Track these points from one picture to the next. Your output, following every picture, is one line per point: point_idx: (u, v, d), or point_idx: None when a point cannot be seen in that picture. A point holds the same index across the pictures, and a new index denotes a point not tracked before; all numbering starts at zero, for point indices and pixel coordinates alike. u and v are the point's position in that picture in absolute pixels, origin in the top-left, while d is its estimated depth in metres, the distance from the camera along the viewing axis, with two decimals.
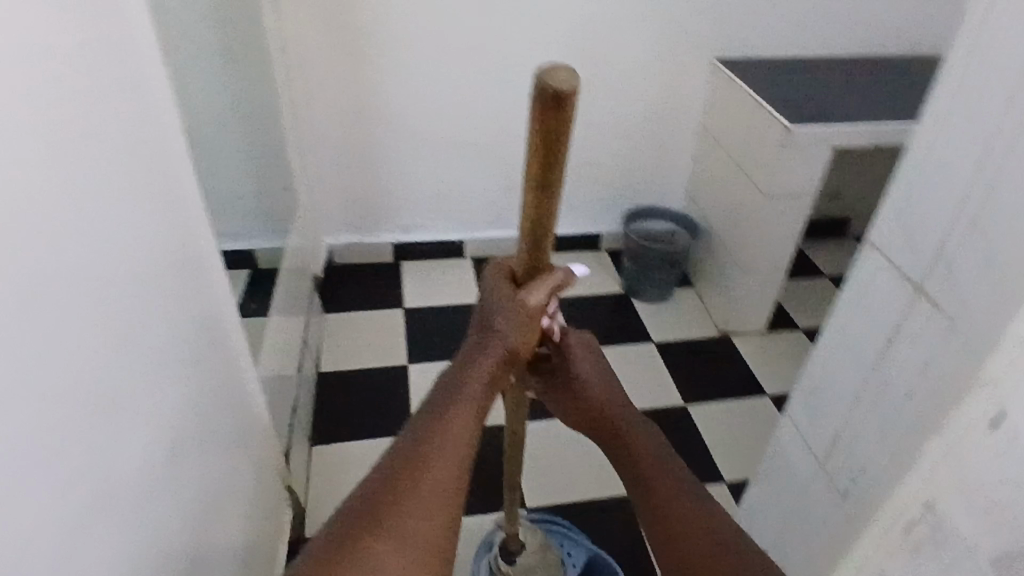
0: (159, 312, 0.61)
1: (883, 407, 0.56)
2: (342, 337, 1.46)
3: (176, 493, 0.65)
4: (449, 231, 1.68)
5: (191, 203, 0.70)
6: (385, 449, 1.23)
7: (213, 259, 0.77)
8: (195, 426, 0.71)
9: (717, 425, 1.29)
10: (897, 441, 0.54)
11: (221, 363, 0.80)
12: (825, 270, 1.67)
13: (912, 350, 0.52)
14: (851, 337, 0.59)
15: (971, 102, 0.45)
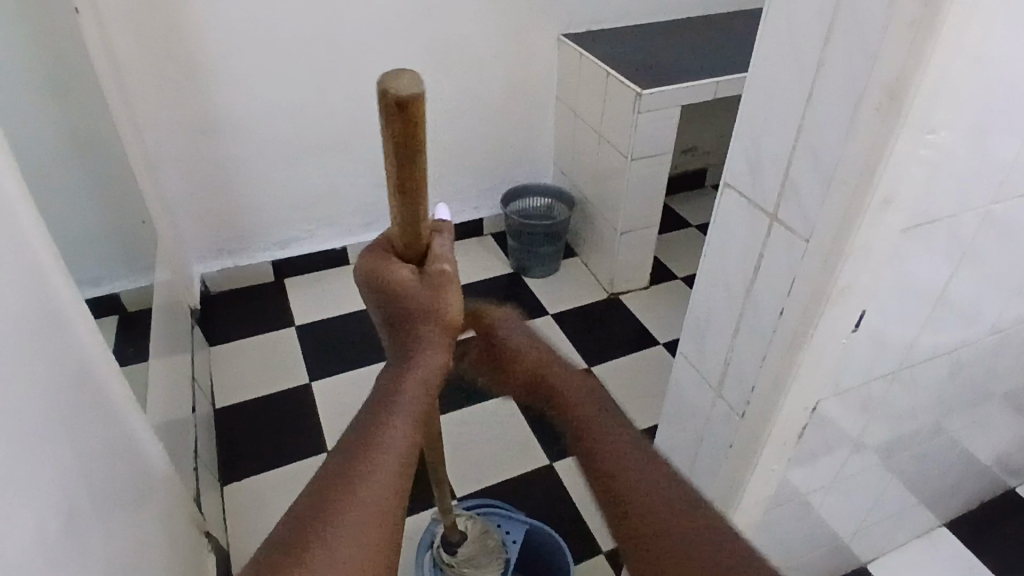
0: (27, 373, 0.56)
1: (758, 335, 0.57)
2: (233, 367, 1.38)
3: (81, 564, 0.60)
4: (328, 240, 1.63)
5: (39, 253, 0.64)
6: (302, 472, 1.19)
7: (77, 310, 0.71)
8: (90, 492, 0.66)
9: (620, 379, 1.36)
10: (776, 363, 0.56)
11: (106, 418, 0.74)
12: (692, 221, 1.79)
13: (778, 275, 0.53)
14: (720, 273, 0.60)
15: (788, 34, 0.47)
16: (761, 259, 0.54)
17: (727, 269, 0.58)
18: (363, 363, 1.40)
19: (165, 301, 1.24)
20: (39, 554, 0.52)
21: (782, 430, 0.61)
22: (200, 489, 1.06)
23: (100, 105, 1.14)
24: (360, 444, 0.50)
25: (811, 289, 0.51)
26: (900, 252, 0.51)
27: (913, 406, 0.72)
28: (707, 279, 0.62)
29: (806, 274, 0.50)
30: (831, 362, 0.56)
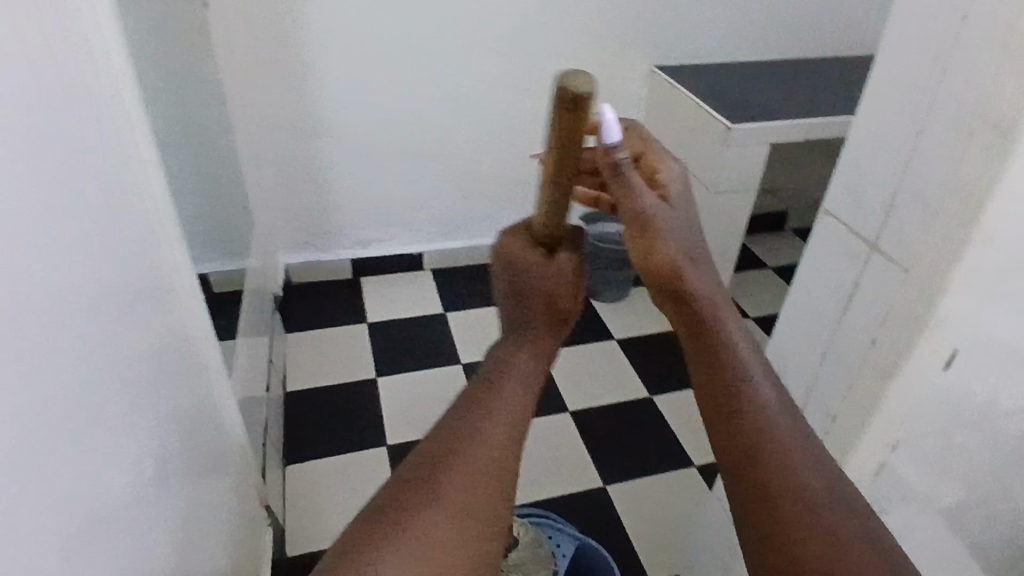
0: (130, 322, 0.61)
1: (842, 365, 0.57)
2: (306, 355, 1.45)
3: (160, 509, 0.65)
4: (407, 244, 1.69)
5: (153, 220, 0.70)
6: (362, 462, 1.23)
7: (180, 274, 0.77)
8: (176, 445, 0.71)
9: (681, 412, 1.34)
10: (863, 394, 0.55)
11: (195, 379, 0.80)
12: (768, 263, 1.76)
13: (874, 304, 0.52)
14: (810, 300, 0.59)
15: (900, 69, 0.48)
16: (857, 287, 0.54)
17: (819, 296, 0.58)
18: (427, 365, 1.43)
19: (253, 285, 1.32)
20: (124, 494, 0.56)
21: (859, 467, 0.59)
22: (266, 465, 1.11)
23: (217, 98, 1.24)
24: (466, 417, 0.49)
25: (907, 320, 0.50)
26: (1001, 293, 0.50)
27: (996, 464, 0.69)
28: (797, 304, 0.61)
29: (902, 304, 0.50)
30: (917, 400, 0.54)
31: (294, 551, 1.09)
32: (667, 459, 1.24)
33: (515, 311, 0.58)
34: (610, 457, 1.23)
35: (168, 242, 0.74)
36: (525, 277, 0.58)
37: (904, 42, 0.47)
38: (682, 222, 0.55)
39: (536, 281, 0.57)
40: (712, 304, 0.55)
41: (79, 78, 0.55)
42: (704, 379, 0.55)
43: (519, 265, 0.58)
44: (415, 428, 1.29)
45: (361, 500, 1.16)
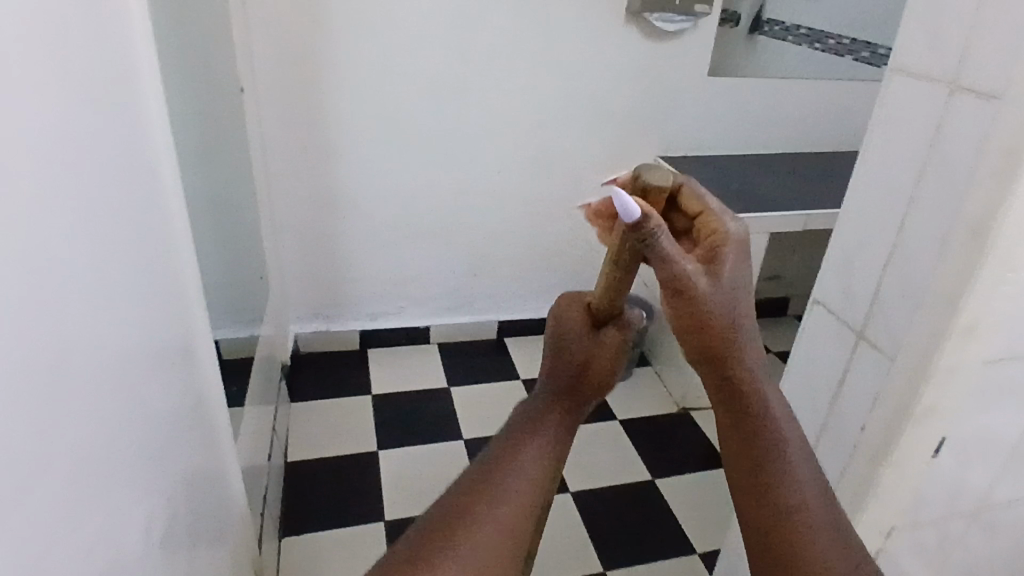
0: (148, 382, 0.64)
1: (834, 450, 0.58)
2: (310, 424, 1.45)
3: (164, 573, 0.65)
4: (415, 318, 1.72)
5: (178, 286, 0.74)
6: (358, 536, 1.21)
7: (200, 339, 0.80)
8: (183, 508, 0.72)
9: (683, 496, 1.32)
10: (856, 479, 0.56)
11: (206, 442, 0.81)
12: (770, 347, 1.78)
13: (863, 390, 0.54)
14: (804, 385, 0.61)
15: (881, 172, 0.52)
16: (846, 374, 0.56)
17: (812, 381, 0.60)
18: (429, 439, 1.43)
19: (264, 352, 1.34)
20: (130, 557, 0.57)
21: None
22: (263, 536, 1.09)
23: (245, 173, 1.31)
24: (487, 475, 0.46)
25: (895, 404, 0.52)
26: (981, 383, 0.52)
27: (996, 558, 0.69)
28: (790, 389, 0.63)
29: (890, 390, 0.52)
30: (909, 486, 0.56)
31: None
32: (669, 545, 1.22)
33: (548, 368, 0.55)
34: (611, 541, 1.21)
35: (191, 309, 0.78)
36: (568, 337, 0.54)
37: (885, 149, 0.52)
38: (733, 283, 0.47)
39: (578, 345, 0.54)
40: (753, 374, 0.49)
41: (122, 157, 0.61)
42: (735, 447, 0.51)
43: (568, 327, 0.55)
44: (414, 503, 1.28)
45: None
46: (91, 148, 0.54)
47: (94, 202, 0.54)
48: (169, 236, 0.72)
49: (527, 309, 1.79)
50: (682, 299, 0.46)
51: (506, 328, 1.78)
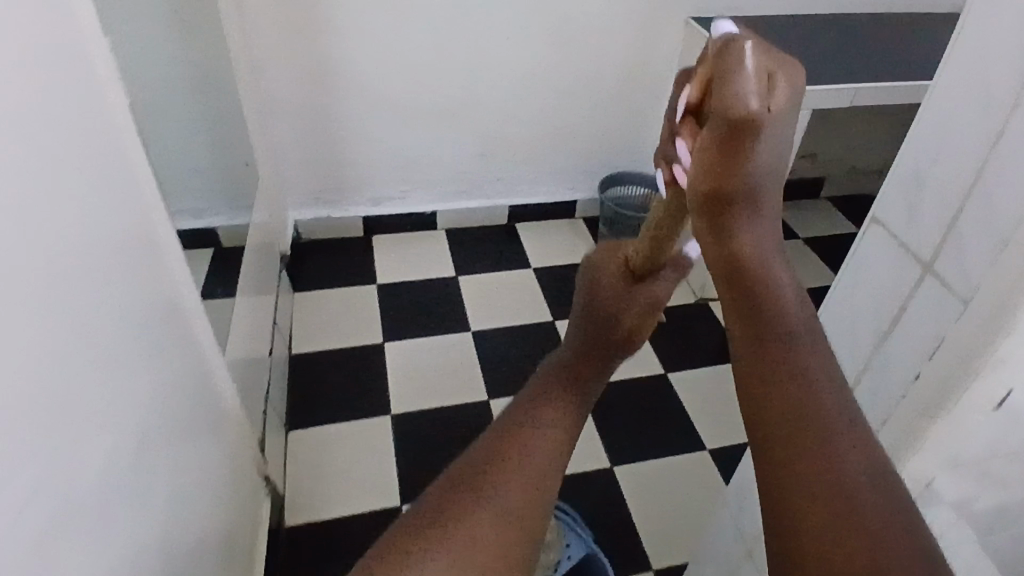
0: (109, 303, 0.58)
1: (876, 396, 0.50)
2: (314, 316, 1.42)
3: (142, 496, 0.62)
4: (421, 203, 1.63)
5: (135, 186, 0.65)
6: (365, 430, 1.20)
7: (166, 248, 0.72)
8: (159, 425, 0.68)
9: (697, 392, 1.28)
10: (898, 430, 0.48)
11: (185, 354, 0.77)
12: (800, 232, 1.66)
13: (920, 335, 0.45)
14: (848, 316, 0.52)
15: (980, 58, 0.39)
16: (902, 312, 0.46)
17: (858, 313, 0.51)
18: (436, 332, 1.39)
19: (258, 244, 1.27)
20: (92, 491, 0.53)
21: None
22: (266, 433, 1.09)
23: (221, 46, 1.16)
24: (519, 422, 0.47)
25: (958, 357, 0.42)
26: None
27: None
28: (832, 316, 0.54)
29: (956, 340, 0.42)
30: (962, 442, 0.47)
31: (293, 521, 1.07)
32: (679, 442, 1.19)
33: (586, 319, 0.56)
34: (619, 438, 1.19)
35: (152, 211, 0.70)
36: (604, 290, 0.57)
37: (990, 23, 0.38)
38: (781, 150, 0.44)
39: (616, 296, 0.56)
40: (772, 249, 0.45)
41: (49, 37, 0.50)
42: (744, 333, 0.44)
43: (601, 282, 0.57)
44: (419, 397, 1.26)
45: (360, 470, 1.14)
46: (4, 29, 0.44)
47: (13, 97, 0.44)
48: (117, 130, 0.62)
49: (540, 193, 1.67)
50: (738, 154, 0.42)
51: (517, 214, 1.68)
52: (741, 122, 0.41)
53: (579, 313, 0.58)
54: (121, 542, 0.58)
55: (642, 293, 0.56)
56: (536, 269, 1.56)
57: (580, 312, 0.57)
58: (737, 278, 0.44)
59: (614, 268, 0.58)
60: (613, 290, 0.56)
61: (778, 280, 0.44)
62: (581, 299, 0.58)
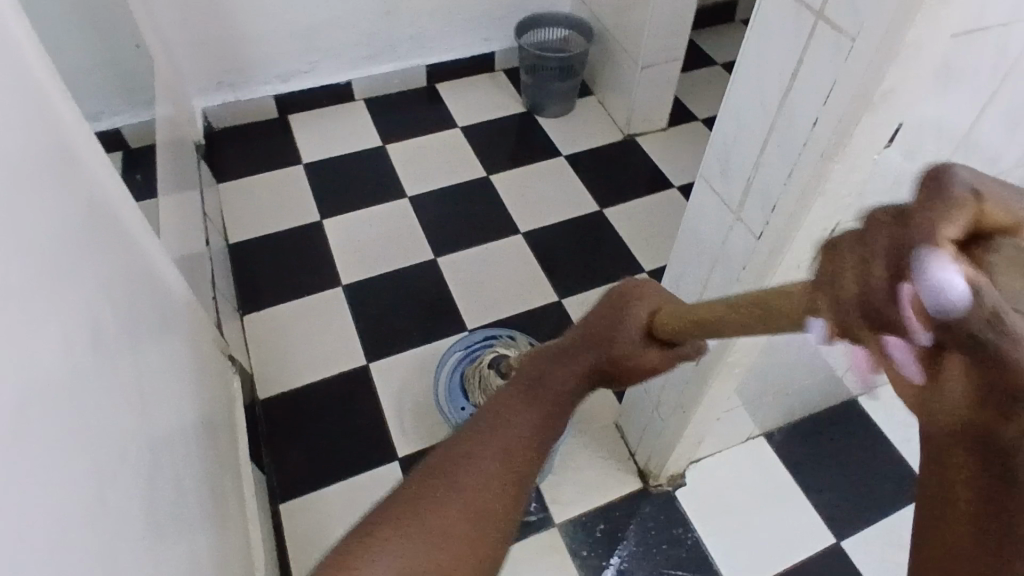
0: (42, 193, 0.56)
1: (782, 154, 0.50)
2: (244, 203, 1.38)
3: (124, 377, 0.65)
4: (333, 74, 1.55)
5: (33, 69, 0.61)
6: (318, 303, 1.22)
7: (79, 140, 0.69)
8: (115, 315, 0.68)
9: (632, 221, 1.35)
10: (802, 181, 0.49)
11: (122, 249, 0.76)
12: (716, 58, 1.68)
13: (817, 84, 0.45)
14: (751, 80, 0.51)
15: None
16: (800, 67, 0.46)
17: (761, 82, 0.50)
18: (372, 201, 1.38)
19: (167, 134, 1.21)
20: (78, 370, 0.55)
21: (789, 270, 0.56)
22: (221, 318, 1.10)
23: None
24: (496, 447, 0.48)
25: (854, 96, 0.43)
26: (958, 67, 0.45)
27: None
28: (739, 84, 0.52)
29: (850, 78, 0.42)
30: (858, 182, 0.49)
31: (266, 393, 1.11)
32: (620, 270, 1.27)
33: (594, 349, 0.58)
34: (565, 274, 1.26)
35: (53, 99, 0.65)
36: (621, 329, 0.57)
37: None
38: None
39: (627, 344, 0.56)
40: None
41: None
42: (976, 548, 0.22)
43: (625, 316, 0.57)
44: (366, 265, 1.27)
45: (321, 339, 1.17)
46: None
47: None
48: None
49: (456, 48, 1.61)
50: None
51: (435, 73, 1.63)
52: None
53: (593, 338, 0.58)
54: (114, 423, 0.60)
55: (652, 354, 0.56)
56: (462, 127, 1.54)
57: (592, 336, 0.58)
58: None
59: (641, 317, 0.57)
60: (628, 335, 0.56)
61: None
62: (601, 318, 0.59)
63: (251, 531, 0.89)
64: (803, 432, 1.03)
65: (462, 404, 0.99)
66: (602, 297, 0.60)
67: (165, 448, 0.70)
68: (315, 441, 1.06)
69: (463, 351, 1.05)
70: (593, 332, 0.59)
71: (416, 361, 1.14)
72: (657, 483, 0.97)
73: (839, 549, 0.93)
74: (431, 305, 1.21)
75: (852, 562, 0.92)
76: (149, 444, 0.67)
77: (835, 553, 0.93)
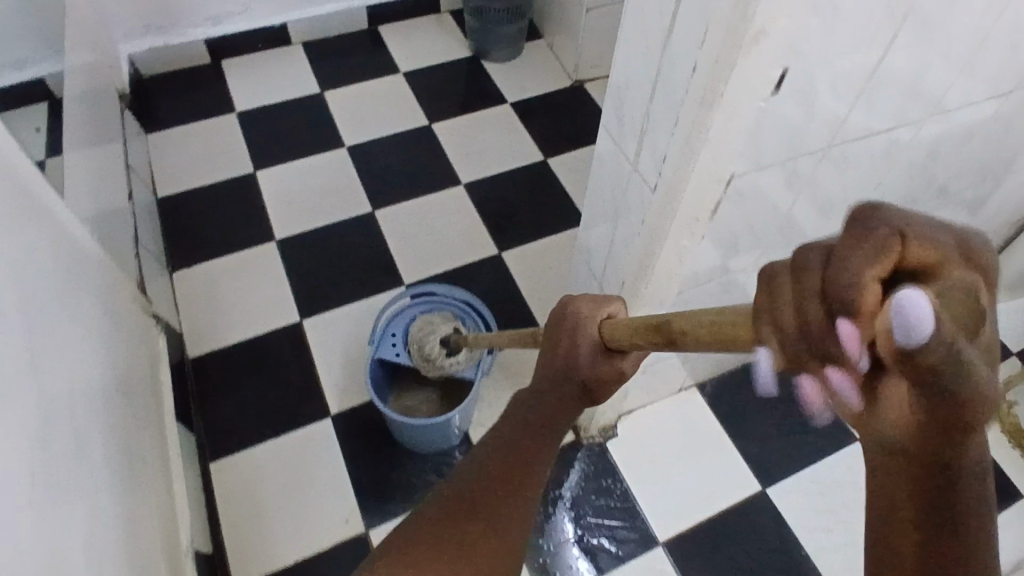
0: None
1: (666, 101, 0.47)
2: (174, 154, 1.32)
3: (19, 334, 0.63)
4: (267, 15, 1.47)
5: None
6: (251, 258, 1.18)
7: None
8: (9, 271, 0.65)
9: (576, 171, 1.32)
10: (685, 128, 0.46)
11: (19, 203, 0.72)
12: None
13: (693, 22, 0.42)
14: (639, 20, 0.47)
15: None
16: (677, 8, 0.43)
17: (644, 22, 0.47)
18: (309, 152, 1.33)
19: (82, 82, 1.14)
20: None
21: (682, 223, 0.54)
22: (144, 276, 1.06)
23: None
24: (504, 483, 0.44)
25: (725, 36, 0.40)
26: (847, 10, 0.43)
27: (856, 198, 0.68)
28: (630, 24, 0.49)
29: (720, 17, 0.40)
30: (743, 130, 0.47)
31: (196, 353, 1.08)
32: (561, 221, 1.24)
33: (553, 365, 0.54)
34: (505, 227, 1.23)
35: None
36: (575, 339, 0.54)
37: None
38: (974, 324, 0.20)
39: (585, 359, 0.53)
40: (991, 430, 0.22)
41: None
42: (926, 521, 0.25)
43: (577, 329, 0.54)
44: (301, 218, 1.23)
45: (253, 296, 1.14)
46: None
47: None
48: None
49: None
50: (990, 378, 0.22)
51: (377, 15, 1.55)
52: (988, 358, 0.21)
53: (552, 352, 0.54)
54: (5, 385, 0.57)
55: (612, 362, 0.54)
56: (404, 72, 1.48)
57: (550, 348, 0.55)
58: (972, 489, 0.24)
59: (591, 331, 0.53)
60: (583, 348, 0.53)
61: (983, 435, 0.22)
62: (557, 330, 0.55)
63: (174, 490, 0.88)
64: (735, 382, 1.04)
65: (393, 331, 1.00)
66: (554, 313, 0.57)
67: (66, 410, 0.68)
68: (246, 398, 1.04)
69: (442, 293, 1.03)
70: (550, 341, 0.55)
71: (351, 317, 1.12)
72: (588, 435, 0.97)
73: (765, 496, 0.95)
74: (368, 259, 1.18)
75: (777, 508, 0.94)
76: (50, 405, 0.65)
77: (761, 500, 0.95)
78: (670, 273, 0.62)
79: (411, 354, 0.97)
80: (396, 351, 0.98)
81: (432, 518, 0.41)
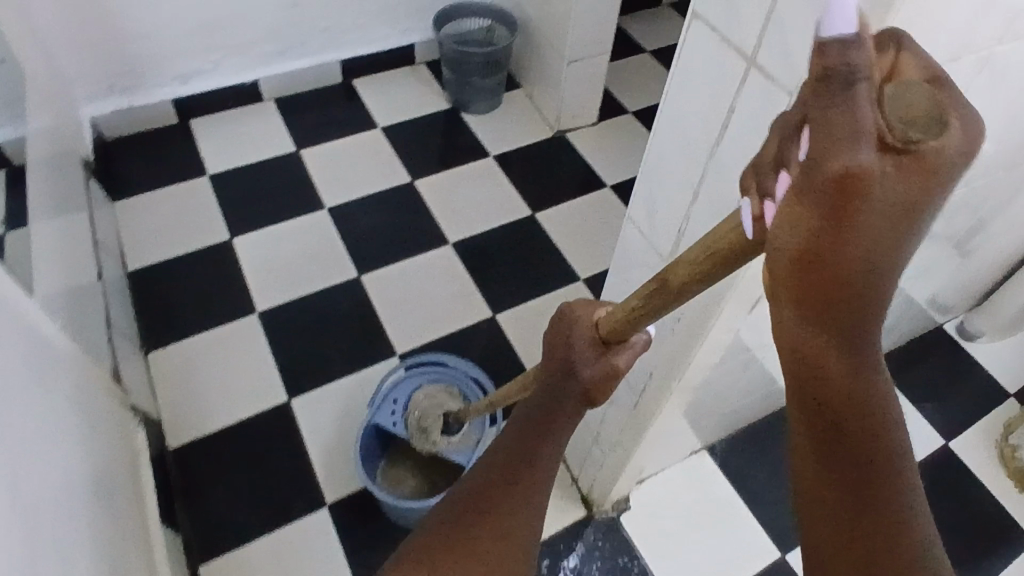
0: None
1: (712, 207, 0.45)
2: (144, 222, 1.26)
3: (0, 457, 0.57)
4: (238, 73, 1.42)
5: None
6: (232, 332, 1.12)
7: None
8: None
9: (566, 224, 1.30)
10: None
11: None
12: (646, 47, 1.63)
13: (749, 137, 0.40)
14: (681, 124, 0.46)
15: None
16: (731, 119, 0.41)
17: (689, 126, 0.45)
18: (289, 215, 1.28)
19: (47, 154, 1.07)
20: None
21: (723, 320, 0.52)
22: (118, 361, 0.99)
23: None
24: (502, 487, 0.37)
25: None
26: None
27: None
28: (670, 127, 0.47)
29: None
30: None
31: (177, 441, 1.01)
32: (554, 278, 1.22)
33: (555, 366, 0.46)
34: (498, 287, 1.20)
35: None
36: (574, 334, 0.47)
37: None
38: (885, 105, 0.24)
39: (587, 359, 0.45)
40: (870, 211, 0.25)
41: None
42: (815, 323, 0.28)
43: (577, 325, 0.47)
44: (284, 286, 1.18)
45: (237, 375, 1.08)
46: None
47: None
48: None
49: (372, 42, 1.51)
50: (892, 169, 0.24)
51: (351, 69, 1.52)
52: (896, 137, 0.24)
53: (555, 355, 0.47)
54: None
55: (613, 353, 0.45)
56: (383, 127, 1.44)
57: (554, 351, 0.47)
58: (855, 283, 0.26)
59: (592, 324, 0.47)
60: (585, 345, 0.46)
61: (861, 213, 0.25)
62: (556, 329, 0.49)
63: None
64: (744, 442, 1.02)
65: (395, 398, 0.95)
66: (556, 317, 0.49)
67: (52, 534, 0.62)
68: (234, 488, 0.98)
69: (453, 364, 0.98)
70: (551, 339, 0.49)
71: (343, 391, 1.07)
72: (601, 509, 0.93)
73: (784, 564, 0.92)
74: (357, 329, 1.13)
75: None
76: (36, 532, 0.58)
77: (781, 568, 0.92)
78: (702, 363, 0.59)
79: (410, 421, 0.92)
80: (394, 420, 0.93)
81: (444, 519, 0.37)
